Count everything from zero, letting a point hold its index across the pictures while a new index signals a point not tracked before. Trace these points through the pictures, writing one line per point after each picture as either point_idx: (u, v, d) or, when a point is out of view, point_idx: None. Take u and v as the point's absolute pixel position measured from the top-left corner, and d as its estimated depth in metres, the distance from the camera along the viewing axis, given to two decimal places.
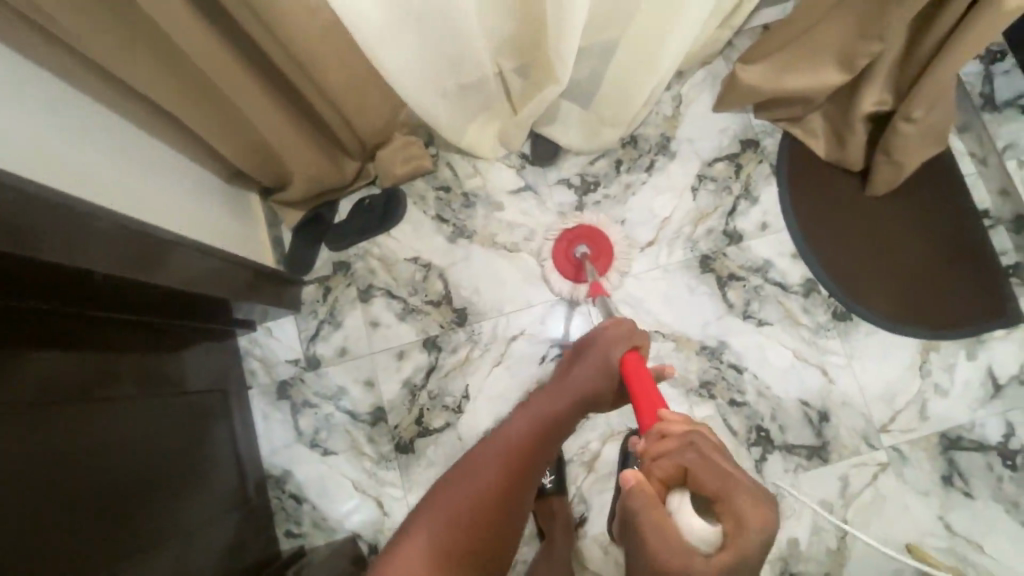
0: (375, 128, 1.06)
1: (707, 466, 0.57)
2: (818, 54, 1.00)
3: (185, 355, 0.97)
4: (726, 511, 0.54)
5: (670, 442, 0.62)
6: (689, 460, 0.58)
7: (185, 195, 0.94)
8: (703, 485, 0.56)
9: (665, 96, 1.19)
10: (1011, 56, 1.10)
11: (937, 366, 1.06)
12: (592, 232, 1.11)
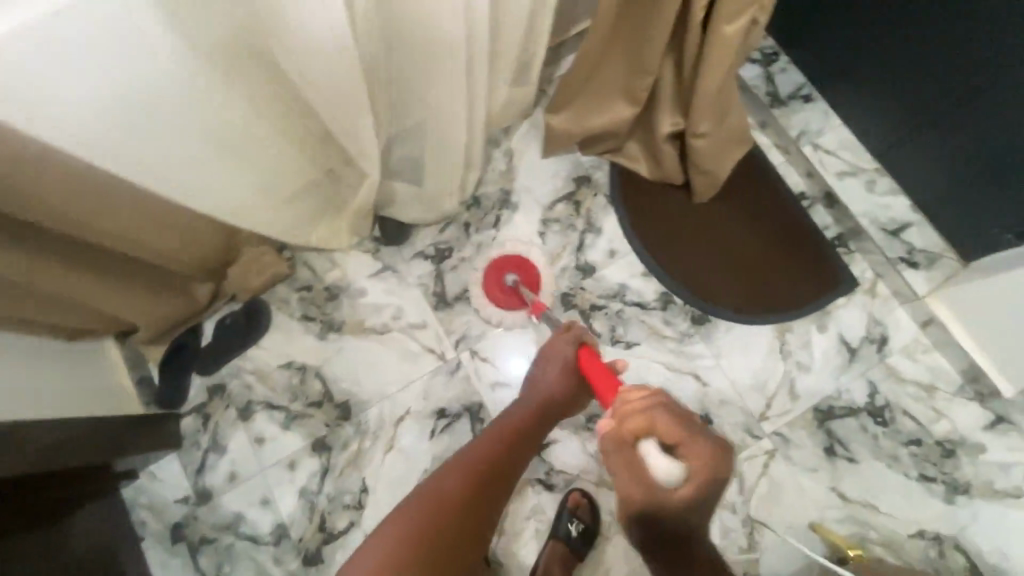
0: (215, 251, 1.07)
1: (672, 423, 0.73)
2: (608, 94, 1.09)
3: (73, 525, 0.93)
4: (699, 453, 0.72)
5: (637, 404, 0.75)
6: (661, 416, 0.74)
7: (41, 364, 0.92)
8: (682, 436, 0.72)
9: (496, 154, 1.25)
10: (783, 55, 1.22)
11: (796, 345, 1.13)
12: (520, 261, 1.17)
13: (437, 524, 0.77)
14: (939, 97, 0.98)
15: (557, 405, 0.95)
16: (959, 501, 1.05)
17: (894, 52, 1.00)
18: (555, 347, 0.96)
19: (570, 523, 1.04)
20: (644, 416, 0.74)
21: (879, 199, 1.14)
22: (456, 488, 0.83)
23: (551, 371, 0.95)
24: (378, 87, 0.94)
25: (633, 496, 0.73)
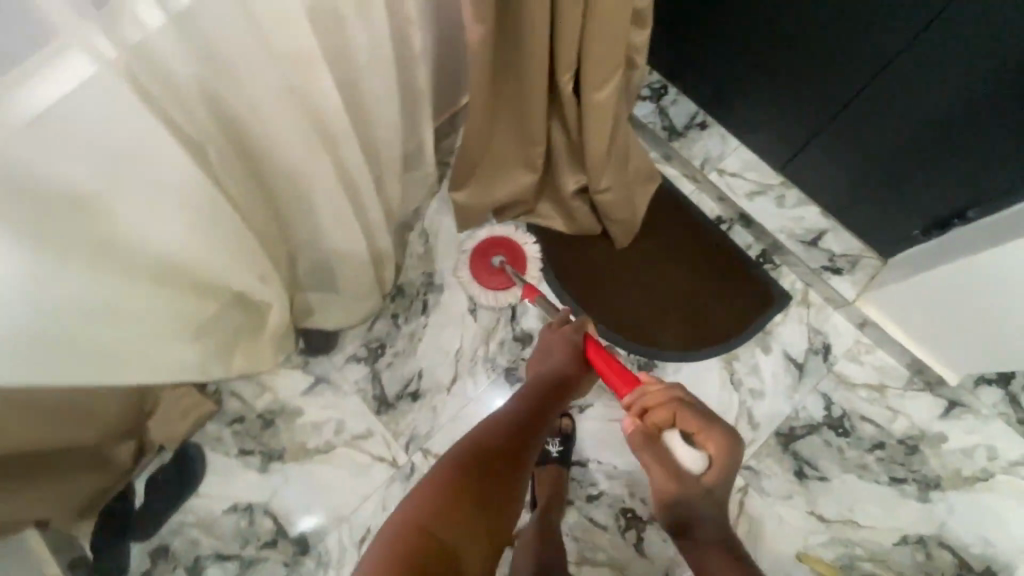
0: (125, 410, 0.99)
1: (695, 415, 0.76)
2: (505, 165, 1.06)
3: None
4: (718, 443, 0.74)
5: (658, 399, 0.78)
6: (681, 409, 0.77)
7: None
8: (700, 429, 0.75)
9: (411, 238, 1.22)
10: (671, 87, 1.23)
11: (744, 372, 1.12)
12: (505, 240, 1.18)
13: (450, 521, 0.68)
14: (824, 112, 1.00)
15: (564, 394, 0.92)
16: (933, 497, 1.04)
17: (777, 75, 1.02)
18: (554, 337, 0.96)
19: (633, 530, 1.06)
20: (666, 409, 0.77)
21: (791, 212, 1.14)
22: (469, 481, 0.74)
23: (552, 362, 0.93)
24: (262, 212, 0.89)
25: (664, 489, 0.75)
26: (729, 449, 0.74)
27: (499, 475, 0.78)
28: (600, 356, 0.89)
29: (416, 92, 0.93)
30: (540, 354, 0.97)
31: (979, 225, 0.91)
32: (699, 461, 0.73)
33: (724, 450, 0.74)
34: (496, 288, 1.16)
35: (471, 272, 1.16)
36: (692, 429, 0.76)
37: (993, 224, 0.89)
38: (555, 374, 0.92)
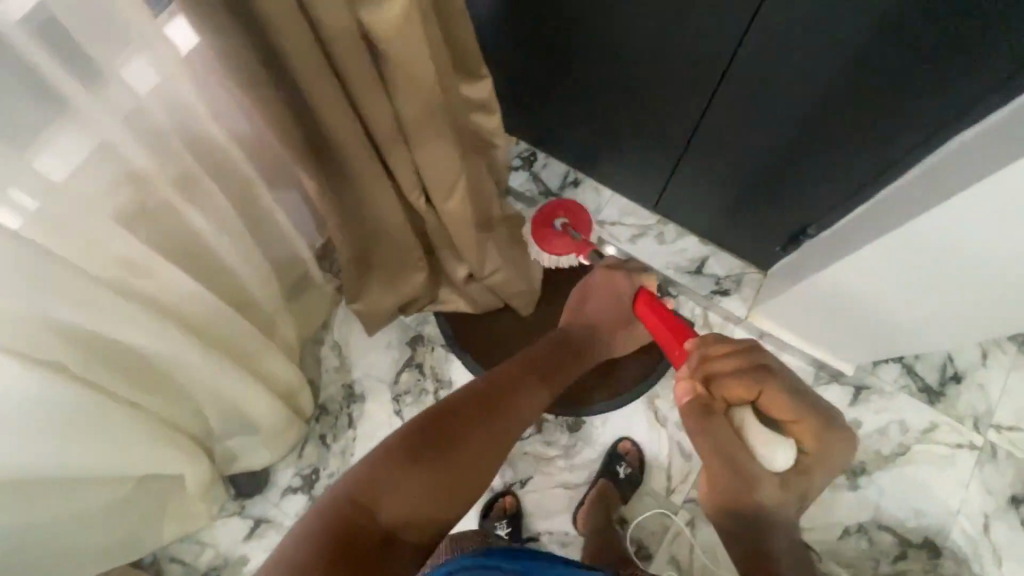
0: None
1: (779, 394, 0.74)
2: (391, 274, 1.08)
3: None
4: (802, 427, 0.73)
5: (738, 371, 0.77)
6: (765, 385, 0.75)
7: None
8: (784, 407, 0.74)
9: (324, 353, 1.23)
10: (539, 152, 1.30)
11: (668, 407, 1.16)
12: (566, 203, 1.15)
13: (467, 431, 0.76)
14: (672, 158, 1.07)
15: (597, 343, 1.01)
16: (862, 484, 1.10)
17: (622, 128, 1.08)
18: (603, 288, 1.03)
19: (619, 467, 1.11)
20: (745, 387, 0.76)
21: (673, 246, 1.21)
22: (495, 400, 0.82)
23: (595, 313, 1.03)
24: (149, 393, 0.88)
25: (726, 482, 0.73)
26: (816, 433, 0.72)
27: (522, 399, 0.85)
28: (660, 324, 0.95)
29: (277, 227, 0.94)
30: (582, 302, 1.05)
31: (820, 236, 1.00)
32: (780, 446, 0.71)
33: (812, 433, 0.72)
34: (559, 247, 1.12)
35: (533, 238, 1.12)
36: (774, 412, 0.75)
37: (825, 238, 0.99)
38: (593, 324, 1.02)
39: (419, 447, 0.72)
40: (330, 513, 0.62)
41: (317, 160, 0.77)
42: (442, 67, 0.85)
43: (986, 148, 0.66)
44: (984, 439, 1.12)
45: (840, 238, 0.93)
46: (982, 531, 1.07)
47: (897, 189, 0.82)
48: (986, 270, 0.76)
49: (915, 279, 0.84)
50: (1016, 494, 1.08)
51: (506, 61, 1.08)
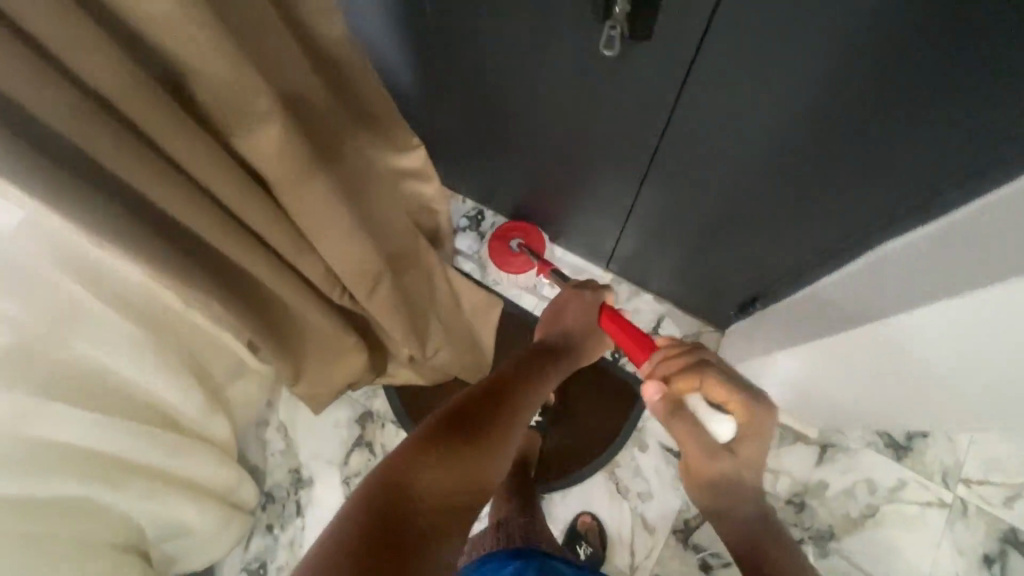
0: None
1: (721, 380, 0.72)
2: (329, 358, 1.03)
3: None
4: (745, 404, 0.71)
5: (680, 362, 0.74)
6: (706, 373, 0.73)
7: None
8: (727, 391, 0.72)
9: (270, 435, 1.17)
10: (487, 212, 1.26)
11: (629, 477, 1.11)
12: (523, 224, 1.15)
13: (486, 417, 0.70)
14: (616, 224, 1.03)
15: (581, 347, 0.89)
16: (829, 550, 1.06)
17: (564, 195, 1.03)
18: (569, 300, 0.92)
19: (580, 546, 1.07)
20: (692, 376, 0.73)
21: (627, 307, 1.18)
22: (506, 386, 0.76)
23: (568, 321, 0.90)
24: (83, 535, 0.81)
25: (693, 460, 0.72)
26: (761, 407, 0.71)
27: (534, 383, 0.79)
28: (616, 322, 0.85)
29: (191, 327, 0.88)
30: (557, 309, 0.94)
31: (777, 307, 0.94)
32: (721, 419, 0.71)
33: (755, 407, 0.71)
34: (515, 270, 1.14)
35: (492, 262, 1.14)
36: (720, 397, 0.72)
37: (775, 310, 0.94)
38: (571, 325, 0.89)
39: (439, 434, 0.66)
40: (352, 511, 0.55)
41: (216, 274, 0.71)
42: (356, 158, 0.80)
43: (909, 262, 0.62)
44: (953, 495, 1.08)
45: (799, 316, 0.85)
46: None
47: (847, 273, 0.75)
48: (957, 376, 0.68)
49: (877, 373, 0.76)
50: (989, 552, 1.05)
51: (439, 130, 1.04)
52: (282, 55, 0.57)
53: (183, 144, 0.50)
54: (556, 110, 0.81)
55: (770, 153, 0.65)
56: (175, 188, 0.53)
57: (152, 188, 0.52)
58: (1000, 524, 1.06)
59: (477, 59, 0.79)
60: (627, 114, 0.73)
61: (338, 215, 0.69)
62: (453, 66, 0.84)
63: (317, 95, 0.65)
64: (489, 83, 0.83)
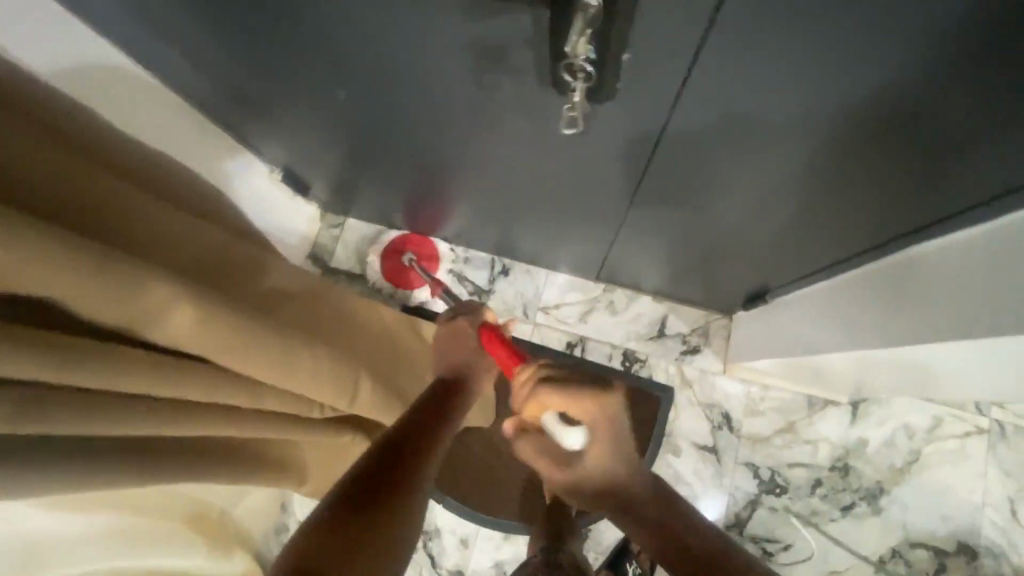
0: None
1: (558, 399, 0.65)
2: (336, 455, 0.95)
3: None
4: (586, 404, 0.65)
5: (522, 386, 0.67)
6: (543, 394, 0.66)
7: None
8: (565, 402, 0.65)
9: (292, 539, 1.10)
10: (457, 248, 1.18)
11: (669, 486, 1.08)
12: (411, 238, 1.17)
13: (388, 484, 0.55)
14: (600, 238, 0.96)
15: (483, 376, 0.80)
16: (884, 506, 1.05)
17: (538, 218, 0.95)
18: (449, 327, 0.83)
19: (628, 565, 1.02)
20: (533, 405, 0.66)
21: (628, 313, 1.12)
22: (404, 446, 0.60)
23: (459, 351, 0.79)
24: None
25: (552, 472, 0.67)
26: (598, 404, 0.65)
27: (433, 438, 0.63)
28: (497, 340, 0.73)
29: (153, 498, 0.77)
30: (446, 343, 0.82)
31: (800, 293, 0.88)
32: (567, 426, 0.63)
33: (587, 402, 0.65)
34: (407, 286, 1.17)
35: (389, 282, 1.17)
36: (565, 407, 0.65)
37: (792, 298, 0.90)
38: (462, 360, 0.78)
39: (347, 508, 0.51)
40: None
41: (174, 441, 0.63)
42: (255, 265, 0.72)
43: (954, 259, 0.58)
44: (989, 420, 1.07)
45: (830, 310, 0.79)
46: (1012, 517, 1.03)
47: (896, 272, 0.66)
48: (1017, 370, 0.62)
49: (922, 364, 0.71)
50: None
51: (393, 176, 0.95)
52: (129, 216, 0.53)
53: (83, 369, 0.42)
54: (516, 146, 0.73)
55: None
56: (101, 409, 0.46)
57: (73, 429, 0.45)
58: None
59: (416, 106, 0.70)
60: (596, 143, 0.65)
61: (287, 346, 0.60)
62: (392, 117, 0.74)
63: (164, 212, 0.58)
64: (437, 127, 0.74)
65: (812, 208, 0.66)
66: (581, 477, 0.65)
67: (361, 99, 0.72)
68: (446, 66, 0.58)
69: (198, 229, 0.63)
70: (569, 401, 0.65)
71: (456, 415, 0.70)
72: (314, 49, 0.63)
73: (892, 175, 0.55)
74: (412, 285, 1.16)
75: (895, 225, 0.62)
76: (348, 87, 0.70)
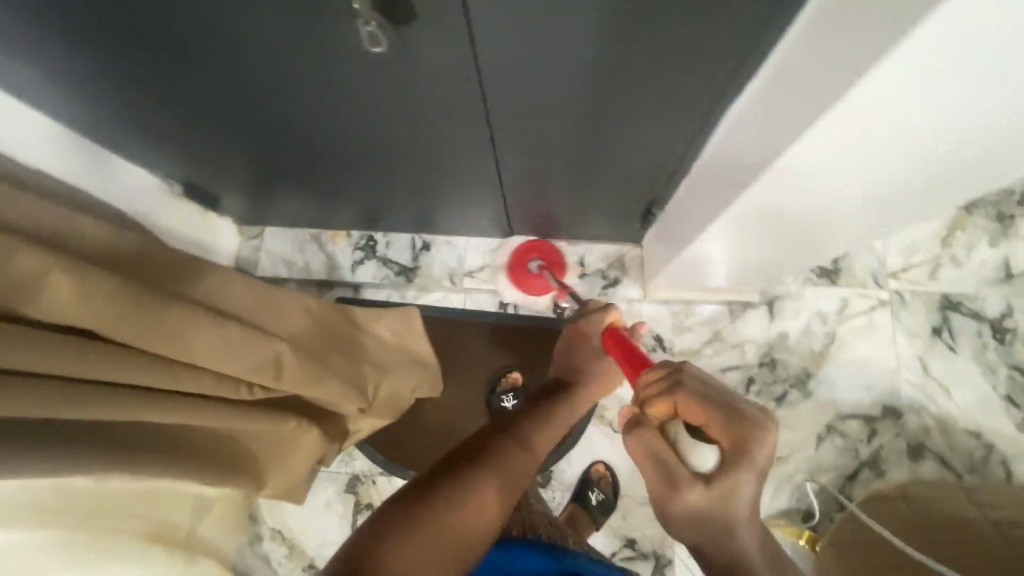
0: None
1: (698, 402, 0.57)
2: (286, 449, 0.94)
3: None
4: (727, 422, 0.55)
5: (658, 381, 0.61)
6: (682, 394, 0.58)
7: None
8: (702, 410, 0.56)
9: (266, 545, 1.11)
10: (377, 233, 1.23)
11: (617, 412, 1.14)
12: (542, 245, 1.18)
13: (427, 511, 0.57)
14: (497, 192, 1.02)
15: (585, 392, 0.84)
16: (812, 387, 1.13)
17: (434, 182, 1.01)
18: (579, 333, 0.88)
19: (591, 493, 1.08)
20: (663, 399, 0.59)
21: (548, 263, 1.19)
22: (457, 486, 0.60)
23: (585, 357, 0.86)
24: None
25: (651, 476, 0.57)
26: (760, 436, 0.54)
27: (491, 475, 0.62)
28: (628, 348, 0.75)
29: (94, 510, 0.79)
30: (574, 344, 0.88)
31: (677, 198, 0.94)
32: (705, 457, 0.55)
33: (743, 426, 0.54)
34: (531, 290, 1.19)
35: (508, 283, 1.19)
36: (702, 420, 0.57)
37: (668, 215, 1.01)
38: (583, 363, 0.86)
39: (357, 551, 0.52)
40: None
41: (79, 438, 0.64)
42: (165, 258, 0.76)
43: (742, 130, 0.69)
44: (888, 291, 1.17)
45: (698, 198, 0.84)
46: (924, 373, 1.12)
47: (725, 141, 0.75)
48: (850, 204, 0.67)
49: (781, 225, 0.76)
50: (935, 324, 1.14)
51: (291, 167, 1.00)
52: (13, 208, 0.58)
53: None
54: (381, 104, 0.79)
55: (585, 59, 0.65)
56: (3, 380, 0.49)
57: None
58: (933, 296, 1.16)
59: (278, 81, 0.75)
60: (441, 81, 0.71)
61: (190, 318, 0.64)
62: (260, 98, 0.80)
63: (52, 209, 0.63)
64: (305, 99, 0.79)
65: (644, 105, 0.73)
66: (695, 505, 0.53)
67: (225, 87, 0.77)
68: (277, 31, 0.64)
69: (97, 223, 0.68)
70: (714, 417, 0.56)
71: (533, 448, 0.69)
72: (158, 39, 0.68)
73: (685, 55, 0.64)
74: (524, 284, 1.18)
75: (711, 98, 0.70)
76: (209, 75, 0.75)
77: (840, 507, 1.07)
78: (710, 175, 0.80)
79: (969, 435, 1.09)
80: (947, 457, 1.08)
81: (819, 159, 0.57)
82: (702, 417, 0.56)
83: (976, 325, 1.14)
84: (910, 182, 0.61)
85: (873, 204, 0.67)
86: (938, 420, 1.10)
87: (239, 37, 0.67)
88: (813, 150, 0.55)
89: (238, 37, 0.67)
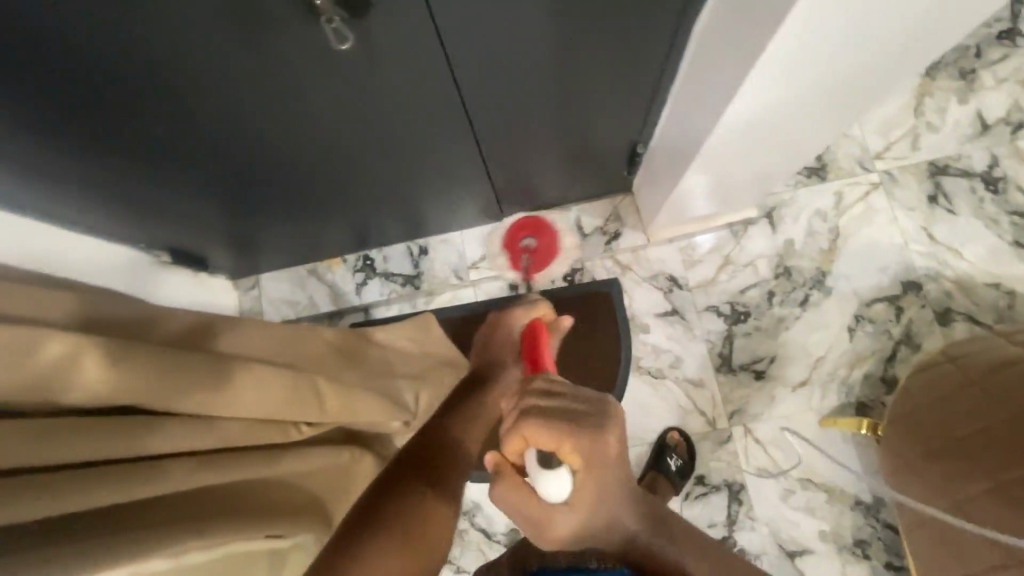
0: None
1: (541, 429, 0.55)
2: (349, 481, 0.94)
3: None
4: (571, 448, 0.55)
5: (510, 417, 0.57)
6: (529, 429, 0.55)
7: None
8: (551, 439, 0.55)
9: None
10: (372, 250, 1.22)
11: (651, 359, 1.15)
12: (536, 224, 1.18)
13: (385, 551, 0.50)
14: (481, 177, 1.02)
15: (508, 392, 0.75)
16: (829, 282, 1.14)
17: (416, 184, 1.00)
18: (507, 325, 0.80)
19: (669, 459, 1.08)
20: (514, 442, 0.57)
21: None
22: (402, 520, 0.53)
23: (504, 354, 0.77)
24: None
25: (526, 518, 0.58)
26: (610, 442, 0.57)
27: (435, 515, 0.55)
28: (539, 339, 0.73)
29: None
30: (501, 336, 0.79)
31: (662, 131, 0.94)
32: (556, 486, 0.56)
33: (584, 444, 0.55)
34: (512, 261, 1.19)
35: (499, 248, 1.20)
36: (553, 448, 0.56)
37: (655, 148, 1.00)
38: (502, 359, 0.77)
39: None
40: None
41: (155, 517, 0.64)
42: (185, 320, 0.75)
43: (714, 43, 0.68)
44: (878, 173, 1.18)
45: (683, 122, 0.83)
46: (931, 240, 1.14)
47: (699, 62, 0.74)
48: (835, 92, 0.68)
49: (770, 131, 0.76)
50: (929, 192, 1.16)
51: (275, 205, 0.98)
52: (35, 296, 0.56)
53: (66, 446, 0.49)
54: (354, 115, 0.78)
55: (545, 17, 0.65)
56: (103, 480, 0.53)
57: (32, 512, 0.47)
58: (921, 166, 1.17)
59: (247, 116, 0.74)
60: (410, 75, 0.71)
61: (232, 375, 0.64)
62: (228, 139, 0.78)
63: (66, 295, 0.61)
64: (273, 129, 0.78)
65: (610, 52, 0.74)
66: (567, 526, 0.58)
67: (196, 139, 0.76)
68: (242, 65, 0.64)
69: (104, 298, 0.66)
70: (567, 439, 0.55)
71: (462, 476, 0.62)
72: (124, 105, 0.67)
73: None
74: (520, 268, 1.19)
75: (673, 25, 0.71)
76: (176, 128, 0.73)
77: (886, 389, 1.09)
78: (690, 99, 0.80)
79: (990, 288, 1.11)
80: (975, 315, 1.10)
81: (801, 50, 0.57)
82: (547, 443, 0.55)
83: (968, 183, 1.16)
84: (892, 52, 0.62)
85: (863, 82, 0.68)
86: (957, 282, 1.12)
87: (192, 78, 0.65)
88: (791, 45, 0.56)
89: (194, 79, 0.65)
